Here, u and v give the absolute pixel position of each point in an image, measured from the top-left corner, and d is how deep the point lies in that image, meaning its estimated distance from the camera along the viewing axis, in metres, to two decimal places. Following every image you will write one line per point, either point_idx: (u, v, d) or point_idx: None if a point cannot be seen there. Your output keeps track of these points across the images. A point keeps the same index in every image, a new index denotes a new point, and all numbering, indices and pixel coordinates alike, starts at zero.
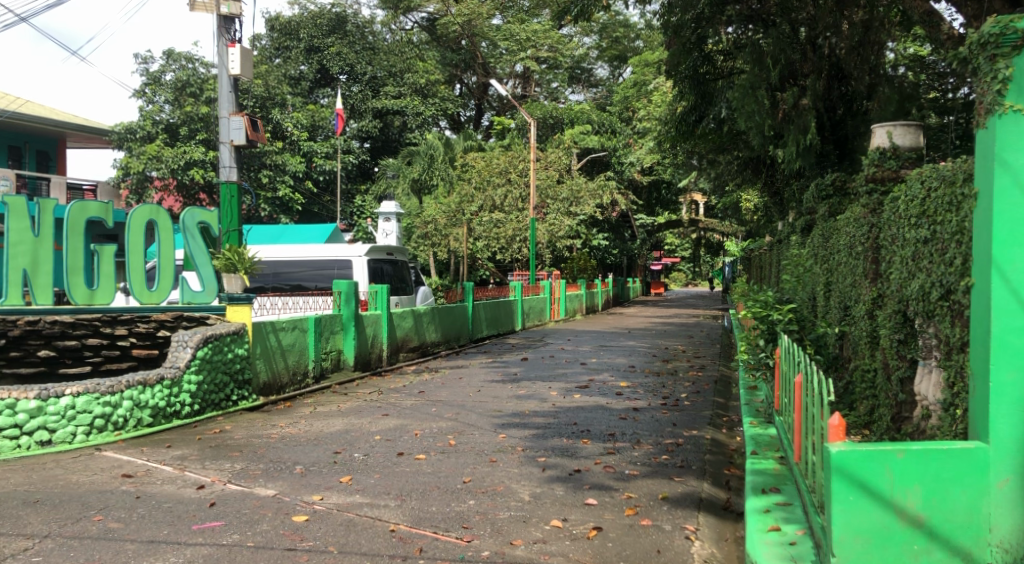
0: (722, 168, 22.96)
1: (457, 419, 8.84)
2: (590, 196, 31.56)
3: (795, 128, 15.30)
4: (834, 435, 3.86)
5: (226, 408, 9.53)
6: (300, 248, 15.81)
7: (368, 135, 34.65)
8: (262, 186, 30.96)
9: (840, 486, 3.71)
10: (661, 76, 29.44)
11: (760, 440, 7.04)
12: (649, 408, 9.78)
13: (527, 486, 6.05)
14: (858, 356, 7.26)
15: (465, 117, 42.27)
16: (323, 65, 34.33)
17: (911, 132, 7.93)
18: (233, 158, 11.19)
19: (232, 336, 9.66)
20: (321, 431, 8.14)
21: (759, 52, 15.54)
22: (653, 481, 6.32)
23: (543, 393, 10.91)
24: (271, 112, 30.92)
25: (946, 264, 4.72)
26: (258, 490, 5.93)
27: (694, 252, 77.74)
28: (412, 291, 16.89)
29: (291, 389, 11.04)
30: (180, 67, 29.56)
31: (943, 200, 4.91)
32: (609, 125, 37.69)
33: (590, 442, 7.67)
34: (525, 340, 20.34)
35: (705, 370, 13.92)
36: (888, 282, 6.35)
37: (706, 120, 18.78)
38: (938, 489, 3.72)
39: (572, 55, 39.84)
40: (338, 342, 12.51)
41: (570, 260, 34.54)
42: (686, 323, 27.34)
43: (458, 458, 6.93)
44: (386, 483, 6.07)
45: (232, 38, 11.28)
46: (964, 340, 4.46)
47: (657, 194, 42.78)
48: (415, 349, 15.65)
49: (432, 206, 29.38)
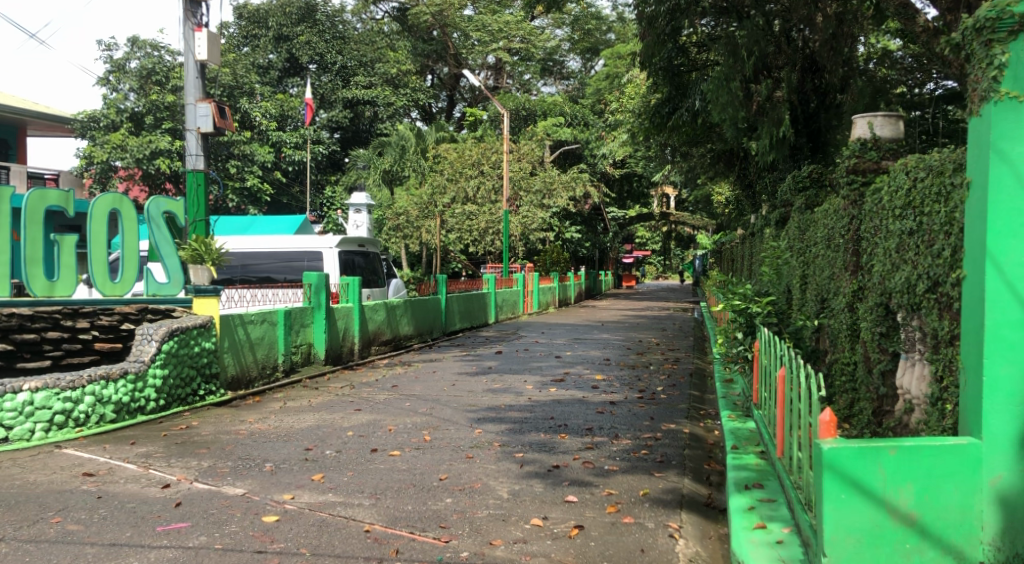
0: (696, 161, 22.98)
1: (432, 413, 8.66)
2: (563, 189, 31.48)
3: (770, 121, 15.39)
4: (825, 431, 3.77)
5: (193, 403, 9.26)
6: (268, 239, 15.55)
7: (339, 125, 34.47)
8: (230, 176, 30.40)
9: (831, 484, 3.60)
10: (635, 69, 29.36)
11: (739, 434, 6.95)
12: (626, 402, 9.69)
13: (505, 483, 5.90)
14: (836, 349, 7.19)
15: (436, 108, 41.97)
16: (293, 54, 33.71)
17: (893, 123, 7.82)
18: (200, 146, 10.85)
19: (198, 330, 9.38)
20: (292, 427, 7.91)
21: (733, 45, 15.31)
22: (633, 477, 6.19)
23: (518, 387, 10.77)
24: (239, 101, 30.40)
25: (934, 256, 4.63)
26: (226, 489, 5.71)
27: (664, 245, 78.28)
28: (384, 283, 16.66)
29: (260, 383, 10.78)
30: (145, 55, 28.83)
31: (931, 191, 4.82)
32: (581, 118, 37.61)
33: (568, 437, 7.53)
34: (499, 332, 20.19)
35: (680, 363, 13.88)
36: (869, 274, 6.27)
37: (680, 112, 18.76)
38: (930, 485, 3.63)
39: (544, 46, 39.66)
40: (309, 335, 12.27)
41: (543, 253, 33.87)
42: (658, 316, 27.43)
43: (434, 454, 6.76)
44: (360, 481, 5.89)
45: (199, 22, 10.90)
46: (953, 333, 4.38)
47: (629, 187, 42.91)
48: (387, 342, 15.47)
49: (404, 197, 29.08)
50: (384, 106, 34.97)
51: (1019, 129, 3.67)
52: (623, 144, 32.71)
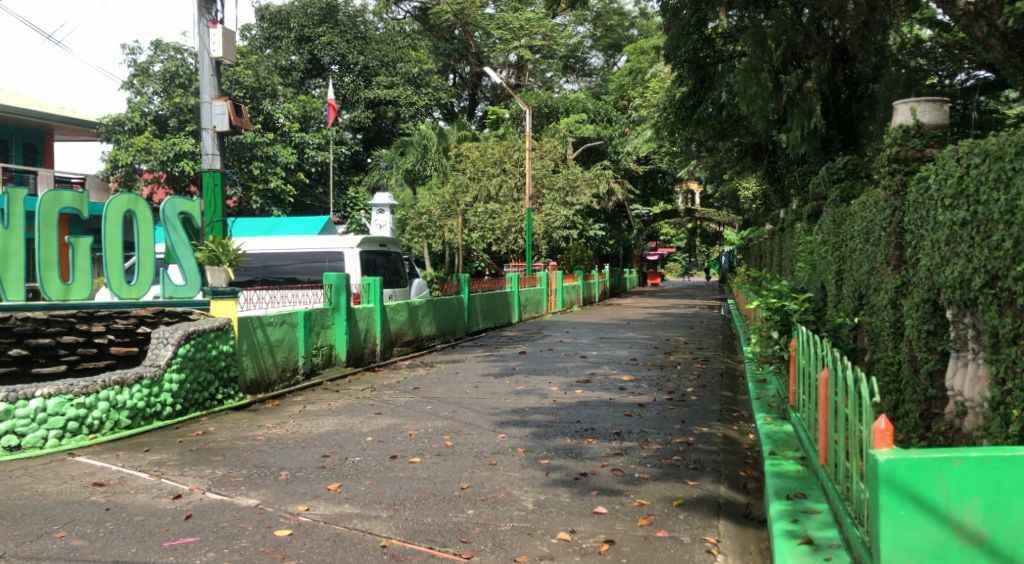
0: (722, 156, 22.55)
1: (453, 417, 8.39)
2: (587, 185, 31.33)
3: (800, 111, 14.96)
4: (880, 439, 3.44)
5: (211, 407, 9.07)
6: (289, 241, 15.36)
7: (361, 126, 34.40)
8: (253, 178, 30.39)
9: (888, 499, 3.30)
10: (660, 64, 28.89)
11: (776, 439, 6.61)
12: (655, 404, 9.35)
13: (530, 493, 5.59)
14: (878, 348, 6.78)
15: (458, 107, 41.72)
16: (314, 55, 33.67)
17: (939, 109, 7.31)
18: (216, 145, 10.65)
19: (215, 333, 9.19)
20: (309, 433, 7.68)
21: (760, 35, 14.88)
22: (665, 486, 5.85)
23: (543, 388, 10.46)
24: (261, 102, 30.39)
25: (991, 248, 4.28)
26: (240, 499, 5.48)
27: (688, 243, 77.73)
28: (406, 284, 16.40)
29: (279, 386, 10.58)
30: (168, 58, 29.06)
31: (988, 177, 4.45)
32: (605, 114, 37.24)
33: (596, 442, 7.22)
34: (523, 332, 19.87)
35: (709, 362, 13.52)
36: (914, 269, 5.90)
37: (705, 104, 18.43)
38: (999, 501, 3.27)
39: (566, 43, 39.38)
40: (329, 337, 12.06)
41: (567, 251, 33.57)
42: (685, 313, 27.01)
43: (455, 461, 6.48)
44: (379, 491, 5.62)
45: (214, 18, 10.70)
46: (1017, 331, 4.01)
47: (654, 183, 42.53)
48: (409, 342, 15.21)
49: (427, 197, 28.84)
50: (406, 106, 34.82)
51: None
52: (646, 141, 32.29)
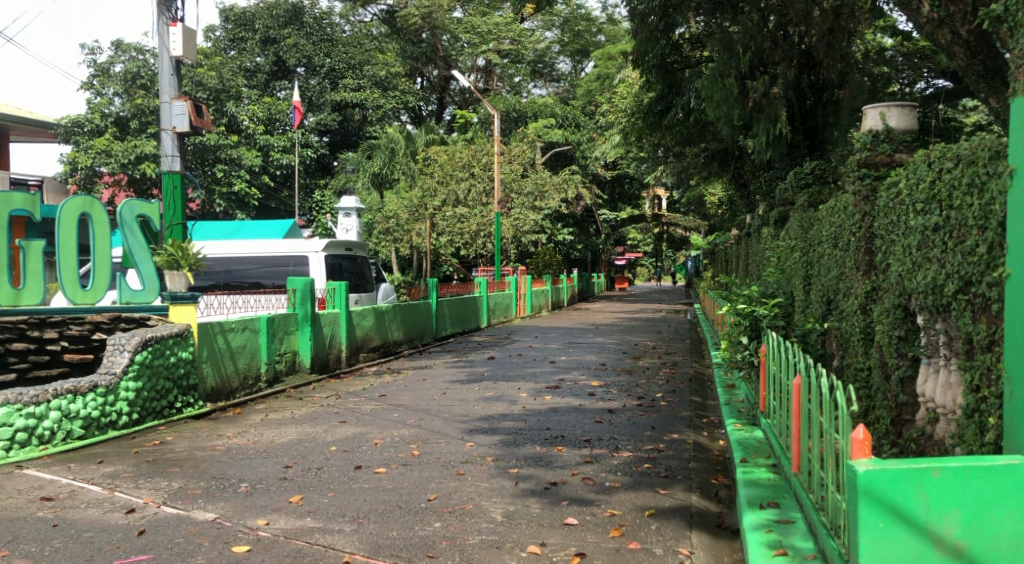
0: (690, 161, 22.63)
1: (420, 425, 8.21)
2: (555, 190, 30.73)
3: (766, 118, 15.01)
4: (858, 450, 3.36)
5: (169, 416, 8.80)
6: (253, 244, 15.08)
7: (327, 129, 34.01)
8: (217, 181, 29.91)
9: (868, 512, 3.22)
10: (629, 69, 28.95)
11: (747, 446, 6.54)
12: (625, 410, 9.26)
13: (499, 504, 5.44)
14: (848, 354, 6.74)
15: (426, 110, 41.45)
16: (280, 57, 33.13)
17: (908, 113, 7.33)
18: (175, 146, 10.36)
19: (174, 339, 8.90)
20: (271, 442, 7.46)
21: (728, 40, 14.89)
22: (636, 495, 5.73)
23: (512, 395, 10.32)
24: (226, 104, 29.96)
25: (965, 254, 4.22)
26: (196, 513, 5.26)
27: (655, 247, 78.30)
28: (373, 288, 16.17)
29: (241, 394, 10.31)
30: (130, 58, 28.42)
31: (961, 182, 4.38)
32: (573, 119, 37.27)
33: (565, 450, 7.10)
34: (491, 337, 19.71)
35: (678, 367, 13.47)
36: (885, 275, 5.86)
37: (674, 109, 18.55)
38: (979, 512, 3.24)
39: (534, 48, 39.30)
40: (293, 343, 11.80)
41: (536, 256, 33.59)
42: (653, 318, 27.06)
43: (422, 471, 6.31)
44: (342, 503, 5.44)
45: (173, 16, 10.43)
46: (993, 338, 3.96)
47: (621, 189, 42.69)
48: (376, 348, 14.98)
49: (394, 200, 28.65)
50: (374, 109, 34.57)
51: None
52: (614, 146, 32.32)
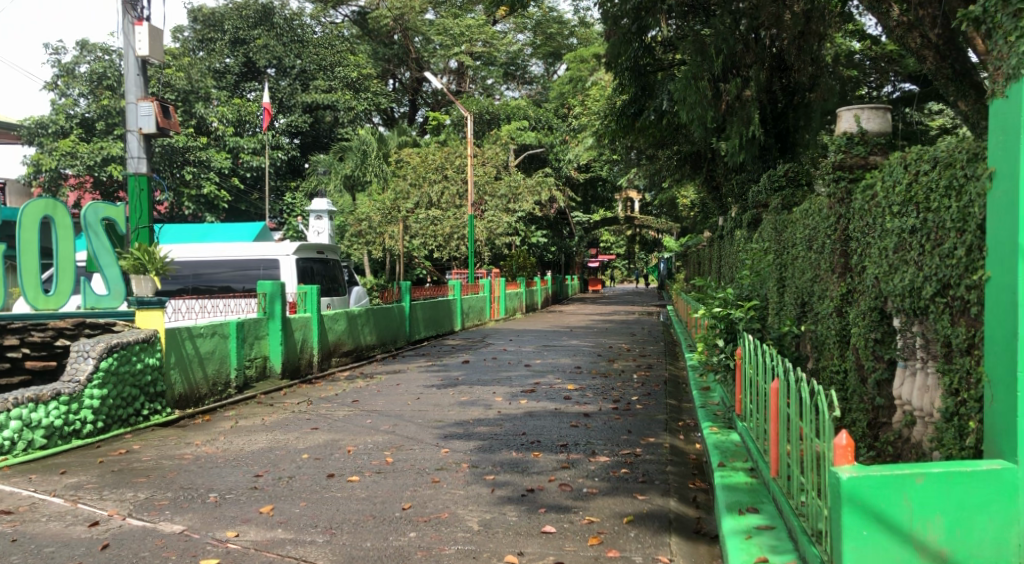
0: (662, 163, 22.71)
1: (394, 431, 8.08)
2: (528, 193, 31.03)
3: (739, 120, 15.07)
4: (841, 456, 3.32)
5: (135, 424, 8.58)
6: (222, 248, 14.86)
7: (298, 131, 33.67)
8: (186, 183, 29.45)
9: (852, 520, 3.17)
10: (601, 72, 29.00)
11: (723, 449, 6.51)
12: (601, 413, 9.20)
13: (475, 512, 5.34)
14: (823, 356, 6.72)
15: (398, 113, 41.21)
16: (249, 58, 32.81)
17: (881, 116, 7.35)
18: (142, 148, 10.14)
19: (141, 345, 8.70)
20: (241, 450, 7.29)
21: (701, 43, 15.16)
22: (614, 501, 5.66)
23: (487, 399, 10.22)
24: (194, 106, 29.55)
25: (943, 256, 4.20)
26: (163, 525, 5.10)
27: (628, 250, 78.68)
28: (345, 292, 15.99)
29: (210, 400, 10.11)
30: (95, 58, 27.97)
31: (938, 184, 4.36)
32: (546, 121, 37.31)
33: (542, 455, 7.02)
34: (465, 340, 19.58)
35: (653, 369, 13.45)
36: (861, 278, 5.85)
37: (646, 112, 18.60)
38: (961, 518, 3.23)
39: (506, 51, 39.27)
40: (263, 348, 11.61)
41: (509, 258, 33.57)
42: (626, 320, 27.11)
43: (396, 479, 6.20)
44: (314, 513, 5.31)
45: (139, 15, 10.19)
46: (971, 342, 3.94)
47: (594, 191, 42.78)
48: (348, 353, 14.80)
49: (367, 203, 28.47)
50: (345, 111, 34.31)
51: None
52: (587, 149, 32.34)
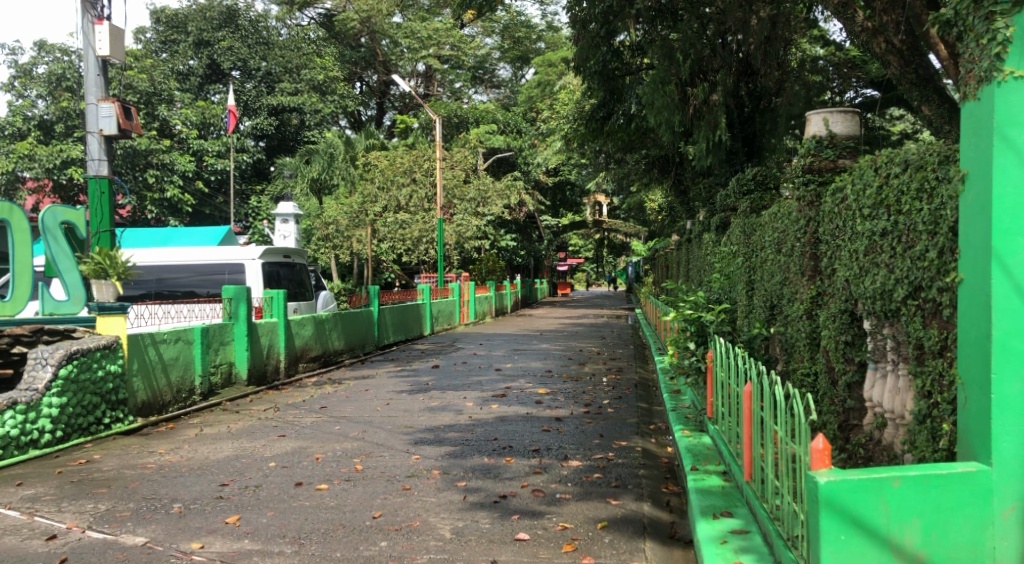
0: (631, 167, 22.81)
1: (364, 438, 7.96)
2: (498, 196, 30.92)
3: (706, 124, 15.07)
4: (818, 460, 3.30)
5: (96, 433, 8.36)
6: (186, 252, 14.62)
7: (264, 133, 33.30)
8: (148, 186, 28.90)
9: (829, 523, 3.15)
10: (569, 76, 29.03)
11: (696, 452, 6.50)
12: (572, 418, 9.15)
13: (447, 520, 5.25)
14: (793, 359, 6.73)
15: (366, 116, 40.94)
16: (213, 60, 32.41)
17: (851, 119, 7.36)
18: (103, 150, 9.90)
19: (103, 352, 8.47)
20: (206, 459, 7.12)
21: (669, 47, 15.14)
22: (587, 506, 5.60)
23: (458, 404, 10.12)
24: (157, 108, 29.14)
25: (915, 259, 4.21)
26: (125, 538, 4.95)
27: (596, 253, 78.96)
28: (312, 297, 15.77)
29: (174, 407, 9.89)
30: (54, 59, 27.44)
31: (909, 187, 4.35)
32: (514, 125, 37.33)
33: (514, 460, 6.94)
34: (435, 345, 19.43)
35: (623, 373, 13.44)
36: (830, 281, 5.86)
37: (615, 116, 18.89)
38: (937, 521, 3.22)
39: (474, 54, 39.23)
40: (229, 354, 11.41)
41: (479, 262, 33.49)
42: (596, 323, 27.13)
43: (366, 487, 6.08)
44: (282, 523, 5.19)
45: (99, 14, 9.92)
46: (944, 343, 3.95)
47: (563, 195, 42.86)
48: (316, 358, 14.60)
49: (334, 206, 28.26)
50: (311, 113, 33.96)
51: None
52: (556, 153, 32.38)
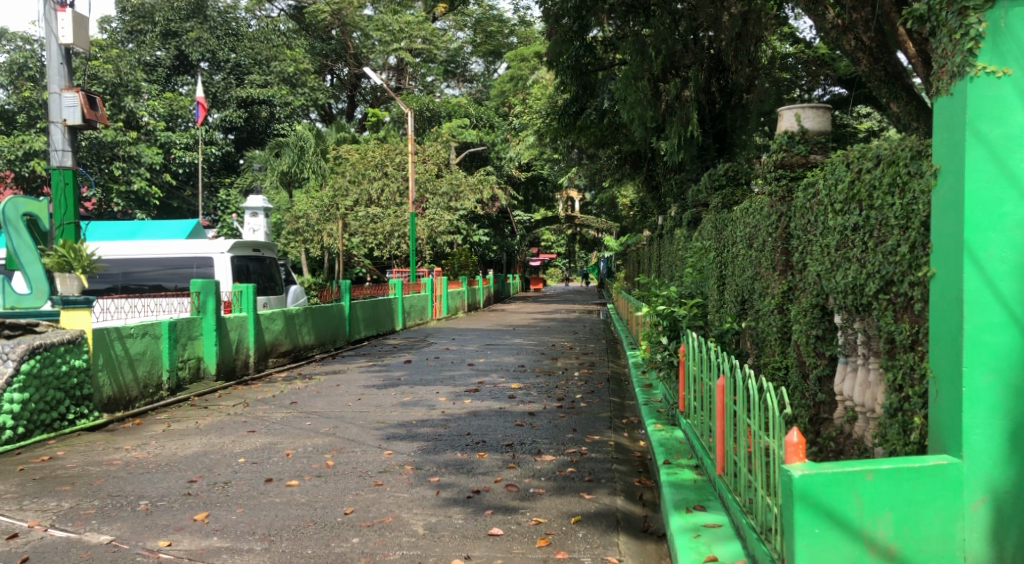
0: (603, 163, 22.90)
1: (335, 433, 7.87)
2: (471, 191, 30.82)
3: (678, 120, 15.12)
4: (792, 453, 3.30)
5: (59, 429, 8.18)
6: (153, 245, 14.39)
7: (233, 126, 32.90)
8: (114, 179, 28.41)
9: (803, 517, 3.16)
10: (542, 70, 29.01)
11: (668, 446, 6.51)
12: (545, 412, 9.14)
13: (420, 515, 5.21)
14: (765, 353, 6.76)
15: (336, 109, 40.60)
16: (181, 51, 31.91)
17: (822, 115, 7.40)
18: (66, 140, 9.68)
19: (67, 346, 8.28)
20: (174, 455, 7.01)
21: (641, 43, 15.06)
22: (561, 501, 5.59)
23: (430, 399, 10.07)
24: (124, 99, 28.69)
25: (886, 254, 4.23)
26: (89, 536, 4.83)
27: (568, 248, 79.17)
28: (282, 291, 15.60)
29: (141, 403, 9.72)
30: (15, 48, 26.81)
31: (881, 182, 4.37)
32: (487, 119, 37.26)
33: (487, 455, 6.91)
34: (407, 340, 19.34)
35: (595, 367, 13.48)
36: (802, 275, 5.89)
37: (587, 111, 18.95)
38: (909, 514, 3.25)
39: (446, 48, 39.05)
40: (197, 348, 11.25)
41: (451, 256, 33.40)
42: (568, 318, 27.19)
43: (338, 482, 6.02)
44: (251, 520, 5.11)
45: (61, 2, 9.63)
46: (915, 337, 3.98)
47: (535, 190, 42.86)
48: (286, 353, 14.46)
49: (304, 200, 28.03)
50: (281, 106, 33.59)
51: (995, 109, 3.35)
52: (528, 147, 32.39)
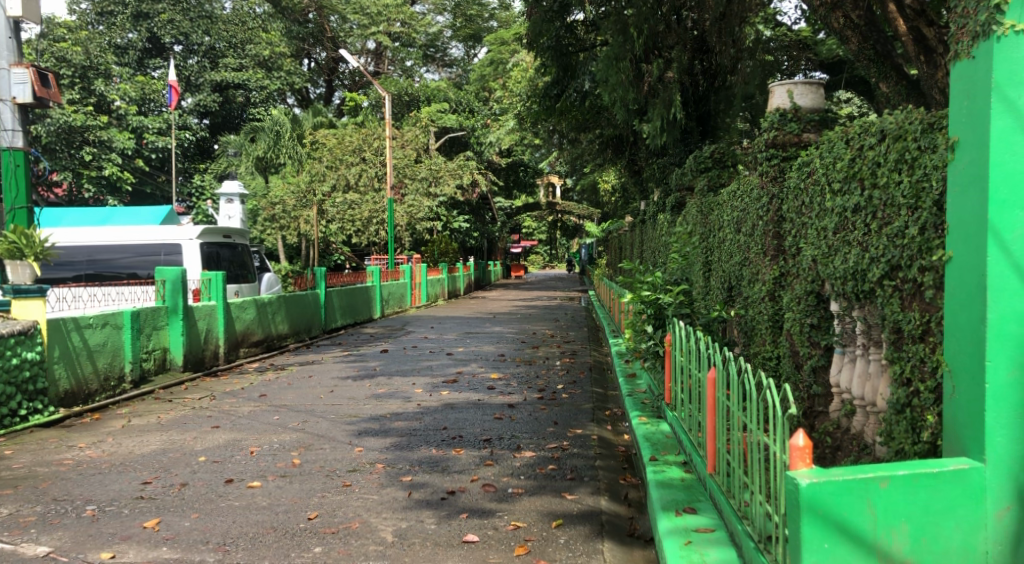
0: (585, 147, 22.48)
1: (304, 429, 7.48)
2: (450, 176, 30.41)
3: (660, 102, 14.76)
4: (797, 457, 2.96)
5: (10, 426, 7.73)
6: (120, 232, 13.86)
7: (207, 110, 32.11)
8: (85, 164, 27.70)
9: (812, 530, 2.82)
10: (522, 53, 28.48)
11: (653, 441, 6.17)
12: (525, 404, 8.77)
13: (389, 520, 4.84)
14: (755, 342, 6.40)
15: (314, 93, 39.92)
16: (153, 33, 31.03)
17: (816, 92, 6.98)
18: (16, 119, 9.10)
19: (17, 338, 7.80)
20: (132, 453, 6.60)
21: (622, 23, 14.29)
22: (540, 501, 5.25)
23: (406, 391, 9.68)
24: (93, 83, 28.05)
25: (892, 237, 3.88)
26: (25, 548, 4.42)
27: (551, 234, 78.66)
28: (255, 279, 15.12)
29: (102, 397, 9.25)
30: None
31: (886, 158, 4.00)
32: (466, 104, 36.65)
33: (463, 451, 6.55)
34: (385, 328, 18.91)
35: (577, 356, 13.13)
36: (796, 260, 5.53)
37: (568, 93, 18.56)
38: (927, 525, 2.92)
39: (425, 32, 38.35)
40: (162, 339, 10.78)
41: (431, 243, 32.95)
42: (550, 306, 26.83)
43: (303, 483, 5.63)
44: (206, 527, 4.72)
45: None
46: (925, 327, 3.65)
47: (516, 176, 42.29)
48: (258, 343, 13.99)
49: (280, 186, 27.40)
50: (257, 90, 33.00)
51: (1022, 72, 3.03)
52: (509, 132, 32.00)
